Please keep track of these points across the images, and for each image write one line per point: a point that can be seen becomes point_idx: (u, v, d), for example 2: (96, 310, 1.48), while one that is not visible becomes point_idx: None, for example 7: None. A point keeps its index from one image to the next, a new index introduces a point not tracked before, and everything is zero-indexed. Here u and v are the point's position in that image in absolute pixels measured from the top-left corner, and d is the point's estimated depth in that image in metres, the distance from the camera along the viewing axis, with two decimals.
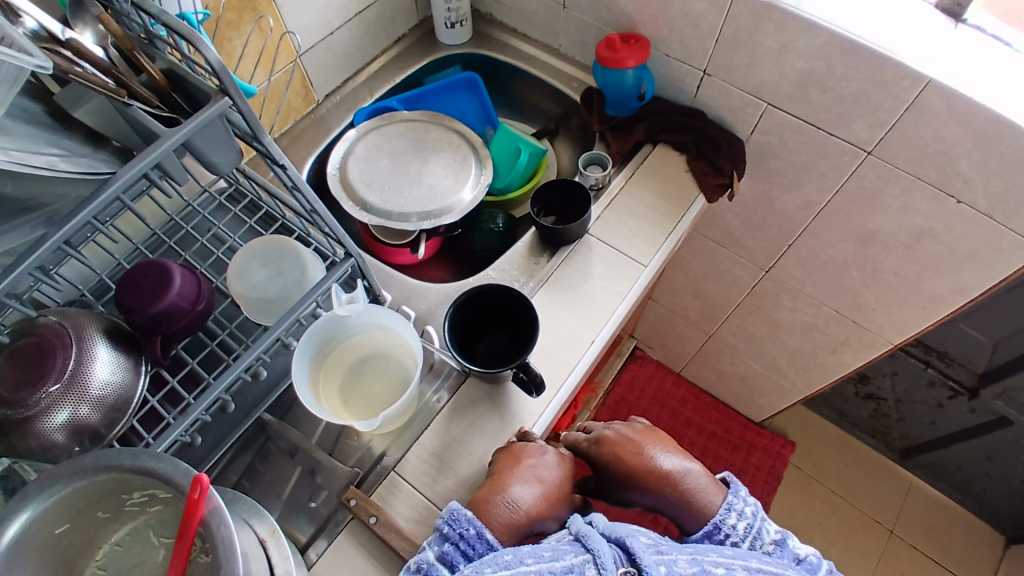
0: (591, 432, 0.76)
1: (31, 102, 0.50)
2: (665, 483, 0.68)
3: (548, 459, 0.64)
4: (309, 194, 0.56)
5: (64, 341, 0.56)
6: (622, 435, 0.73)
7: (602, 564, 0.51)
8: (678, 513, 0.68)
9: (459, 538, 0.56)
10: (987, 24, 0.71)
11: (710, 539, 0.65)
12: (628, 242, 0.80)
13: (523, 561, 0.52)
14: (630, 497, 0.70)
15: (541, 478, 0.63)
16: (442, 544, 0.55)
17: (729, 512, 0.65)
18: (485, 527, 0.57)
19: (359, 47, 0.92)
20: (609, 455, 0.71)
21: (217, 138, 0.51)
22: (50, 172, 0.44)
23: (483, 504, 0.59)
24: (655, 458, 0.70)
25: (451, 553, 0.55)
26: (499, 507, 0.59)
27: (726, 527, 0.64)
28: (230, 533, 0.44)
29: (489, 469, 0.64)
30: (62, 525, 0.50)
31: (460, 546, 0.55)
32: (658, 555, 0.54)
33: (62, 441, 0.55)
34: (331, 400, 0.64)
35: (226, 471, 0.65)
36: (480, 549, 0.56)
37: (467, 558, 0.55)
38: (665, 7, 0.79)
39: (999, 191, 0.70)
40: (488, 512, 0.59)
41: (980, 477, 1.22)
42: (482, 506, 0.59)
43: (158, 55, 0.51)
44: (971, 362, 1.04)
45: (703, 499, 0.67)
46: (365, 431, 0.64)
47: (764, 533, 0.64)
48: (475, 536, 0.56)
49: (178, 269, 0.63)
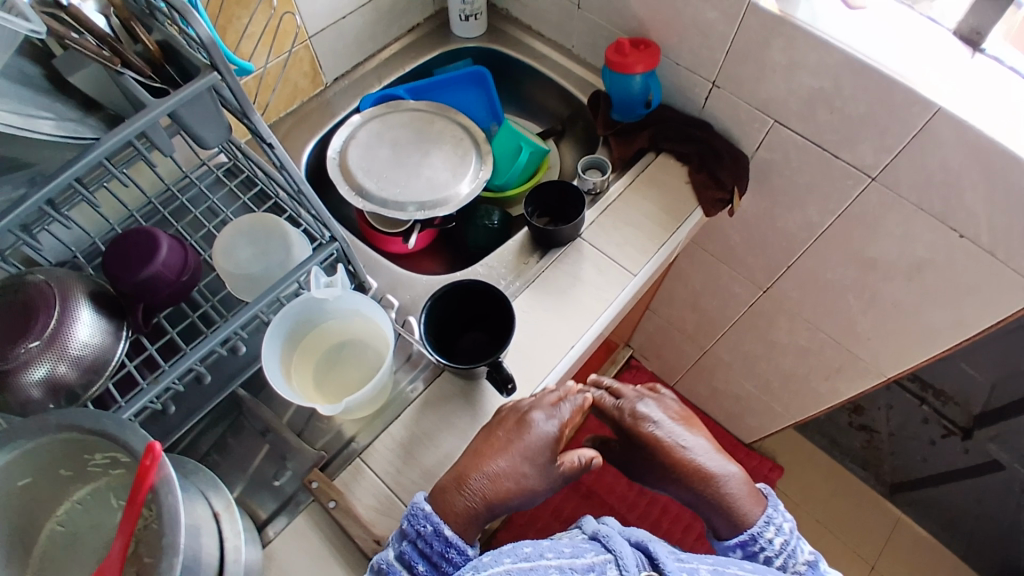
0: (623, 398, 0.69)
1: (29, 64, 0.51)
2: (705, 483, 0.62)
3: (535, 428, 0.60)
4: (296, 174, 0.56)
5: (49, 301, 0.57)
6: (662, 418, 0.67)
7: (625, 566, 0.46)
8: (712, 518, 0.62)
9: (416, 536, 0.53)
10: (1006, 56, 0.69)
11: (744, 549, 0.60)
12: (620, 249, 0.79)
13: (543, 555, 0.47)
14: (655, 481, 0.65)
15: (513, 451, 0.58)
16: (400, 542, 0.53)
17: (768, 525, 0.60)
18: (445, 523, 0.53)
19: (372, 33, 0.92)
20: (647, 438, 0.65)
21: (206, 112, 0.51)
22: (34, 135, 0.45)
23: (441, 491, 0.56)
24: (697, 456, 0.63)
25: (409, 553, 0.52)
26: (455, 496, 0.55)
27: (762, 540, 0.60)
28: (177, 502, 0.45)
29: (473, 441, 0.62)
30: (25, 478, 0.52)
31: (418, 545, 0.53)
32: (679, 561, 0.49)
33: (39, 397, 0.56)
34: (309, 391, 0.64)
35: (196, 442, 0.66)
36: (437, 547, 0.53)
37: (429, 558, 0.52)
38: (678, 15, 0.78)
39: (1003, 227, 0.68)
40: (445, 501, 0.55)
41: (969, 519, 1.19)
42: (438, 489, 0.57)
43: (156, 28, 0.51)
44: (967, 402, 1.01)
45: (746, 507, 0.61)
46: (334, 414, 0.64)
47: (799, 553, 0.60)
48: (433, 534, 0.53)
49: (166, 239, 0.64)
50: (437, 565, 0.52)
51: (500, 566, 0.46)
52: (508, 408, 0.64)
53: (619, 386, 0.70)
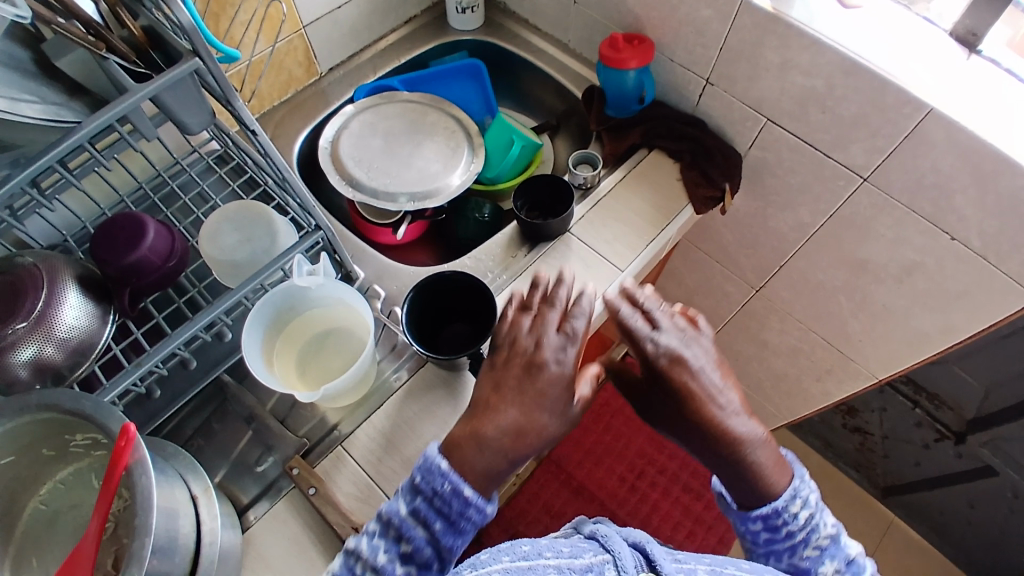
0: (656, 328, 0.56)
1: (18, 48, 0.52)
2: (733, 449, 0.53)
3: (548, 372, 0.53)
4: (280, 162, 0.57)
5: (37, 283, 0.58)
6: (699, 362, 0.55)
7: (622, 567, 0.42)
8: (731, 482, 0.54)
9: (432, 494, 0.48)
10: (1003, 57, 0.68)
11: (765, 521, 0.53)
12: (609, 245, 0.79)
13: (542, 555, 0.43)
14: (672, 431, 0.56)
15: (528, 399, 0.52)
16: (414, 498, 0.48)
17: (793, 499, 0.53)
18: (465, 481, 0.48)
19: (368, 24, 0.92)
20: (677, 387, 0.54)
21: (189, 97, 0.51)
22: (16, 117, 0.46)
23: (454, 446, 0.50)
24: (730, 418, 0.53)
25: (424, 510, 0.48)
26: (471, 453, 0.49)
27: (787, 515, 0.53)
28: (149, 484, 0.46)
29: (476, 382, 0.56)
30: (6, 457, 0.52)
31: (434, 502, 0.48)
32: (676, 563, 0.45)
33: (25, 377, 0.56)
34: (291, 379, 0.65)
35: (181, 427, 0.66)
36: (456, 507, 0.48)
37: (446, 515, 0.48)
38: (672, 11, 0.77)
39: (994, 232, 0.68)
40: (460, 457, 0.49)
41: (961, 524, 1.19)
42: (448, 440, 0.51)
43: (142, 14, 0.52)
44: (959, 407, 1.00)
45: (773, 475, 0.53)
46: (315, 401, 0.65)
47: (821, 526, 0.53)
48: (451, 493, 0.48)
49: (153, 224, 0.65)
50: (454, 522, 0.48)
51: (497, 564, 0.42)
52: (509, 332, 0.57)
53: (655, 311, 0.57)
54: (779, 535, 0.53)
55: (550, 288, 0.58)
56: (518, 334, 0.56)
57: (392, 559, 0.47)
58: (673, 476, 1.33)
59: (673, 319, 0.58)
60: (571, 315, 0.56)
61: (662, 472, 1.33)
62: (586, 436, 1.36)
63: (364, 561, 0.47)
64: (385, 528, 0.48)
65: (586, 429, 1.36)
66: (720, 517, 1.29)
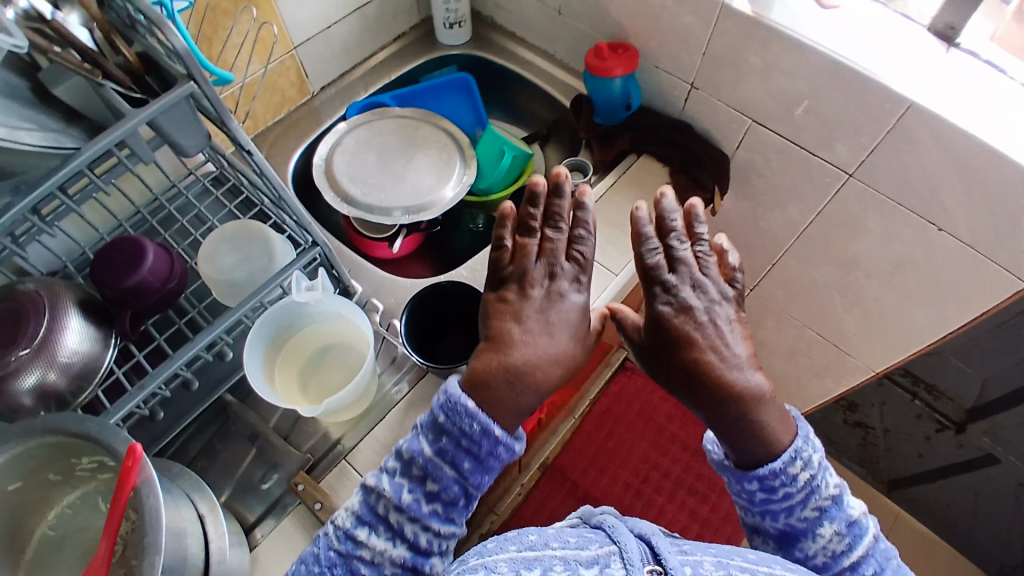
0: (675, 264, 0.55)
1: (15, 78, 0.53)
2: (732, 406, 0.51)
3: (565, 302, 0.55)
4: (276, 180, 0.58)
5: (38, 308, 0.59)
6: (710, 309, 0.54)
7: (629, 560, 0.43)
8: (725, 439, 0.52)
9: (459, 434, 0.48)
10: (982, 50, 0.69)
11: (762, 482, 0.50)
12: (602, 250, 0.80)
13: (549, 544, 0.46)
14: (668, 381, 0.55)
15: (552, 328, 0.53)
16: (438, 438, 0.48)
17: (794, 460, 0.50)
18: (493, 422, 0.48)
19: (358, 42, 0.94)
20: (677, 333, 0.53)
21: (185, 121, 0.53)
22: (15, 145, 0.47)
23: (480, 384, 0.49)
24: (733, 372, 0.52)
25: (450, 450, 0.47)
26: (503, 389, 0.49)
27: (785, 476, 0.50)
28: (158, 503, 0.46)
29: (486, 313, 0.55)
30: (14, 483, 0.53)
31: (462, 442, 0.48)
32: (682, 555, 0.45)
33: (29, 403, 0.57)
34: (291, 377, 0.66)
35: (184, 447, 0.67)
36: (485, 446, 0.48)
37: (474, 454, 0.48)
38: (656, 19, 0.79)
39: (981, 223, 0.69)
40: (489, 395, 0.49)
41: (967, 516, 1.19)
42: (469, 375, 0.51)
43: (137, 40, 0.53)
44: (959, 396, 0.99)
45: (775, 433, 0.50)
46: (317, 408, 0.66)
47: (822, 486, 0.50)
48: (479, 433, 0.47)
49: (152, 246, 0.66)
50: (481, 460, 0.48)
51: (504, 553, 0.45)
52: (511, 253, 0.57)
53: (679, 246, 0.55)
54: (775, 496, 0.51)
55: (549, 204, 0.58)
56: (527, 262, 0.56)
57: (417, 498, 0.47)
58: (678, 480, 1.33)
59: (696, 256, 0.57)
60: (577, 239, 0.57)
61: (667, 476, 1.34)
62: (590, 444, 1.36)
63: (389, 502, 0.47)
64: (409, 468, 0.48)
65: (590, 437, 1.36)
66: (727, 519, 1.29)
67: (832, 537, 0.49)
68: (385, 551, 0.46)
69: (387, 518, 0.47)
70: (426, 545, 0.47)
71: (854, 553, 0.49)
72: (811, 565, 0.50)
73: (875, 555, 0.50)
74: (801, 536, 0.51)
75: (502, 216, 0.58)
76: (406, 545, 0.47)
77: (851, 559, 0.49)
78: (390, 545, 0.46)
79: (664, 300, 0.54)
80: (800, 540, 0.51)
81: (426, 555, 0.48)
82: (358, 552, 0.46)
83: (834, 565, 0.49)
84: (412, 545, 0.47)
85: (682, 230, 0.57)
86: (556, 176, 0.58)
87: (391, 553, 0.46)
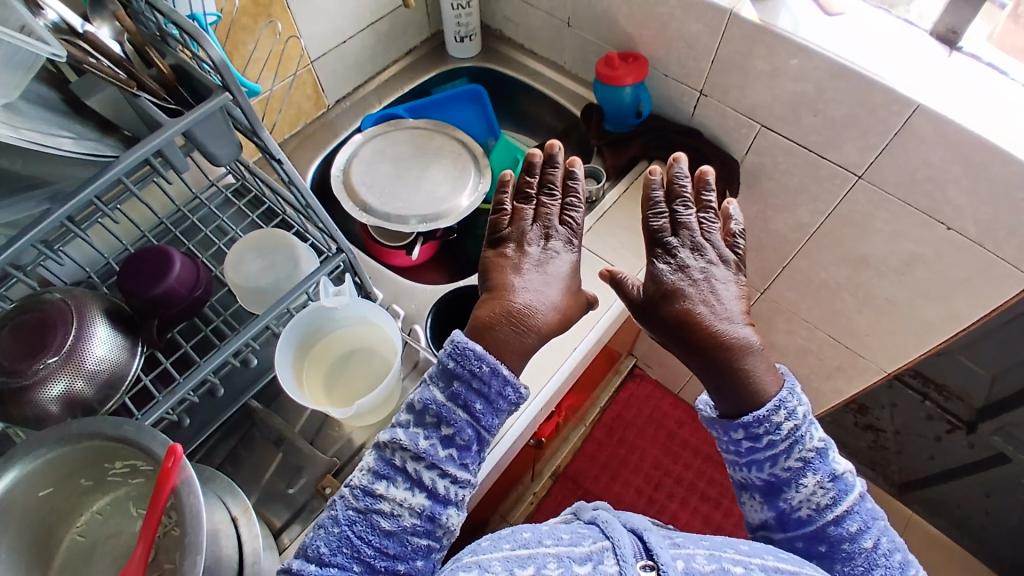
0: (680, 229, 0.56)
1: (47, 90, 0.54)
2: (721, 354, 0.52)
3: (557, 260, 0.56)
4: (303, 189, 0.59)
5: (66, 317, 0.58)
6: (709, 270, 0.55)
7: (622, 556, 0.45)
8: (713, 388, 0.54)
9: (470, 376, 0.50)
10: (983, 54, 0.72)
11: (747, 430, 0.51)
12: (616, 253, 0.82)
13: (543, 542, 0.47)
14: (661, 335, 0.56)
15: (550, 281, 0.55)
16: (450, 384, 0.50)
17: (778, 409, 0.50)
18: (501, 362, 0.50)
19: (371, 56, 0.95)
20: (672, 289, 0.54)
21: (218, 131, 0.54)
22: (57, 152, 0.48)
23: (486, 328, 0.52)
24: (722, 324, 0.53)
25: (462, 394, 0.49)
26: (506, 332, 0.51)
27: (769, 424, 0.50)
28: (198, 502, 0.46)
29: (484, 269, 0.56)
30: (46, 488, 0.53)
31: (473, 384, 0.50)
32: (675, 549, 0.47)
33: (57, 411, 0.57)
34: (309, 363, 0.68)
35: (211, 453, 0.67)
36: (496, 386, 0.50)
37: (484, 396, 0.50)
38: (663, 29, 0.81)
39: (988, 219, 0.71)
40: (494, 338, 0.51)
41: (979, 515, 1.20)
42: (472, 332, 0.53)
43: (169, 52, 0.54)
44: (969, 397, 1.00)
45: (761, 381, 0.52)
46: (329, 397, 0.67)
47: (806, 438, 0.51)
48: (490, 374, 0.50)
49: (179, 255, 0.67)
50: (492, 402, 0.50)
51: (498, 552, 0.47)
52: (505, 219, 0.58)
53: (686, 212, 0.56)
54: (760, 445, 0.51)
55: (545, 174, 0.59)
56: (524, 226, 0.57)
57: (434, 444, 0.49)
58: (690, 486, 1.33)
59: (701, 222, 0.57)
60: (570, 206, 0.58)
61: (679, 482, 1.34)
62: (601, 450, 1.37)
63: (406, 451, 0.49)
64: (423, 416, 0.50)
65: (601, 444, 1.37)
66: (739, 524, 1.29)
67: (815, 488, 0.50)
68: (405, 500, 0.48)
69: (405, 468, 0.48)
70: (444, 492, 0.49)
71: (837, 507, 0.50)
72: (795, 517, 0.51)
73: (860, 511, 0.50)
74: (785, 487, 0.51)
75: (502, 182, 0.58)
76: (424, 494, 0.48)
77: (834, 513, 0.50)
78: (410, 494, 0.48)
79: (664, 262, 0.56)
80: (782, 491, 0.51)
81: (444, 503, 0.49)
82: (377, 506, 0.47)
83: (817, 518, 0.50)
84: (431, 493, 0.49)
85: (691, 196, 0.57)
86: (551, 146, 0.58)
87: (411, 502, 0.48)
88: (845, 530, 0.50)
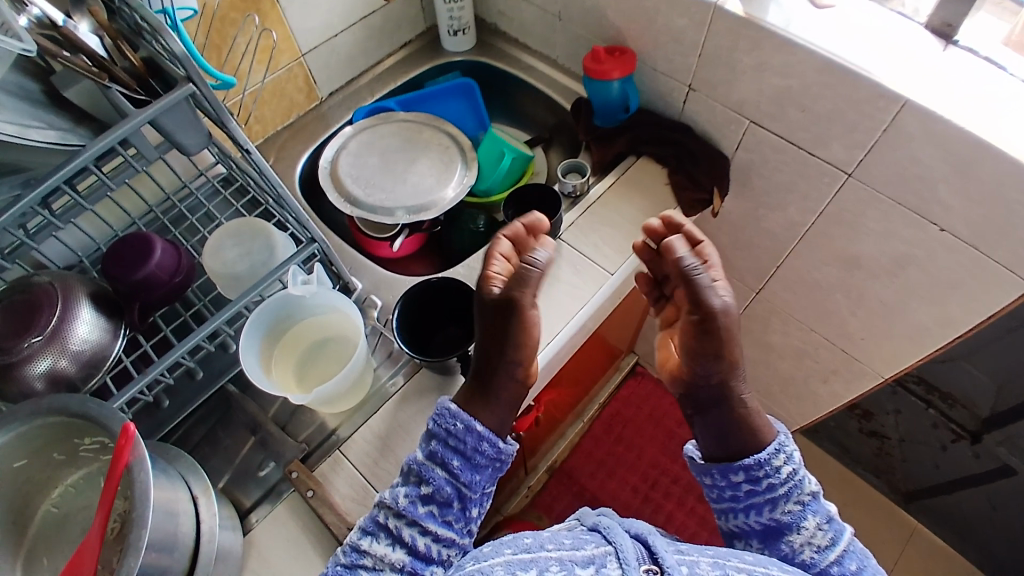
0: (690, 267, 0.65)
1: (28, 81, 0.56)
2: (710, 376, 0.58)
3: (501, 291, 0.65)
4: (274, 180, 0.60)
5: (51, 299, 0.61)
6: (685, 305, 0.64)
7: (624, 559, 0.46)
8: (713, 435, 0.59)
9: (446, 435, 0.57)
10: (981, 47, 0.69)
11: (747, 472, 0.56)
12: (596, 249, 0.82)
13: (543, 547, 0.48)
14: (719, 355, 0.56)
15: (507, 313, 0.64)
16: (428, 443, 0.58)
17: (777, 452, 0.56)
18: (475, 420, 0.58)
19: (363, 50, 0.97)
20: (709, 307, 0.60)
21: (185, 119, 0.55)
22: (24, 141, 0.49)
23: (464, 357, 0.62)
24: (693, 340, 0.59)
25: (439, 451, 0.57)
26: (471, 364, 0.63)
27: (769, 467, 0.56)
28: (147, 481, 0.48)
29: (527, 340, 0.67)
30: (21, 460, 0.55)
31: (449, 442, 0.57)
32: (679, 554, 0.47)
33: (40, 389, 0.59)
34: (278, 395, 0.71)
35: (188, 433, 0.70)
36: (470, 442, 0.57)
37: (461, 453, 0.57)
38: (650, 22, 0.80)
39: (979, 219, 0.68)
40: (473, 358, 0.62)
41: (984, 529, 1.15)
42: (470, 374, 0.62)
43: (142, 45, 0.56)
44: (973, 405, 0.97)
45: (756, 428, 0.58)
46: (300, 389, 0.69)
47: (805, 482, 0.56)
48: (464, 431, 0.57)
49: (160, 242, 0.69)
50: (469, 458, 0.58)
51: (500, 557, 0.48)
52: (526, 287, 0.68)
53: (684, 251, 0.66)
54: (760, 488, 0.56)
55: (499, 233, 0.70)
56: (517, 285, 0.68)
57: (414, 501, 0.56)
58: (687, 486, 1.32)
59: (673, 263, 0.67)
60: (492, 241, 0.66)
61: (676, 482, 1.32)
62: (599, 447, 1.36)
63: (389, 509, 0.55)
64: (408, 476, 0.57)
65: (598, 439, 1.37)
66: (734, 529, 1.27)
67: (814, 530, 0.54)
68: (386, 555, 0.54)
69: (386, 525, 0.55)
70: (425, 550, 0.55)
71: (836, 548, 0.54)
72: (796, 559, 0.54)
73: (856, 551, 0.54)
74: (786, 530, 0.55)
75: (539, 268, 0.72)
76: (404, 550, 0.54)
77: (835, 553, 0.54)
78: (390, 550, 0.54)
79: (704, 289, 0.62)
80: (783, 534, 0.55)
81: (426, 561, 0.55)
82: (362, 561, 0.53)
83: (819, 560, 0.53)
84: (412, 550, 0.54)
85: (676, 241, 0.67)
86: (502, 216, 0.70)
87: (392, 557, 0.54)
88: (846, 568, 0.53)
